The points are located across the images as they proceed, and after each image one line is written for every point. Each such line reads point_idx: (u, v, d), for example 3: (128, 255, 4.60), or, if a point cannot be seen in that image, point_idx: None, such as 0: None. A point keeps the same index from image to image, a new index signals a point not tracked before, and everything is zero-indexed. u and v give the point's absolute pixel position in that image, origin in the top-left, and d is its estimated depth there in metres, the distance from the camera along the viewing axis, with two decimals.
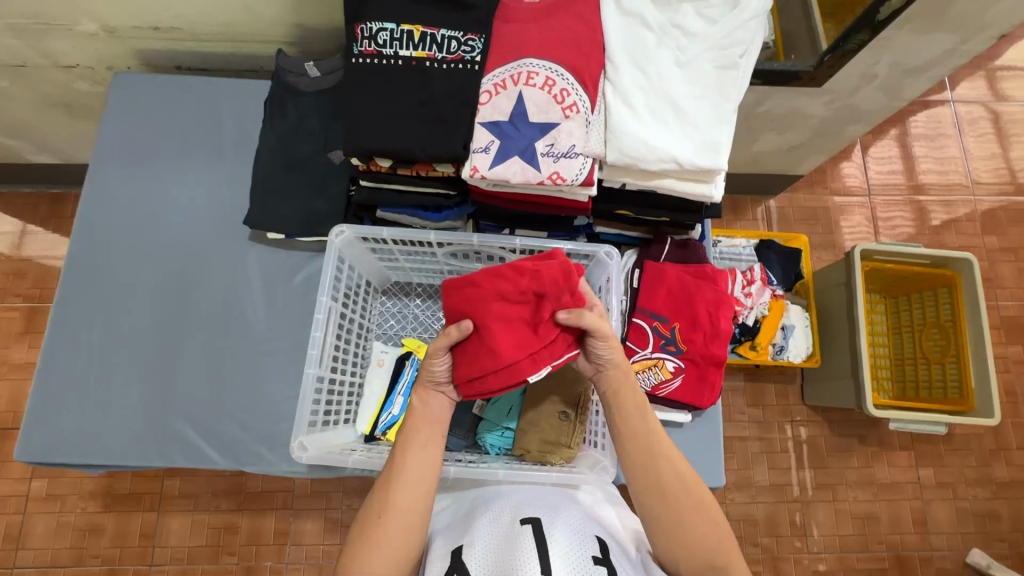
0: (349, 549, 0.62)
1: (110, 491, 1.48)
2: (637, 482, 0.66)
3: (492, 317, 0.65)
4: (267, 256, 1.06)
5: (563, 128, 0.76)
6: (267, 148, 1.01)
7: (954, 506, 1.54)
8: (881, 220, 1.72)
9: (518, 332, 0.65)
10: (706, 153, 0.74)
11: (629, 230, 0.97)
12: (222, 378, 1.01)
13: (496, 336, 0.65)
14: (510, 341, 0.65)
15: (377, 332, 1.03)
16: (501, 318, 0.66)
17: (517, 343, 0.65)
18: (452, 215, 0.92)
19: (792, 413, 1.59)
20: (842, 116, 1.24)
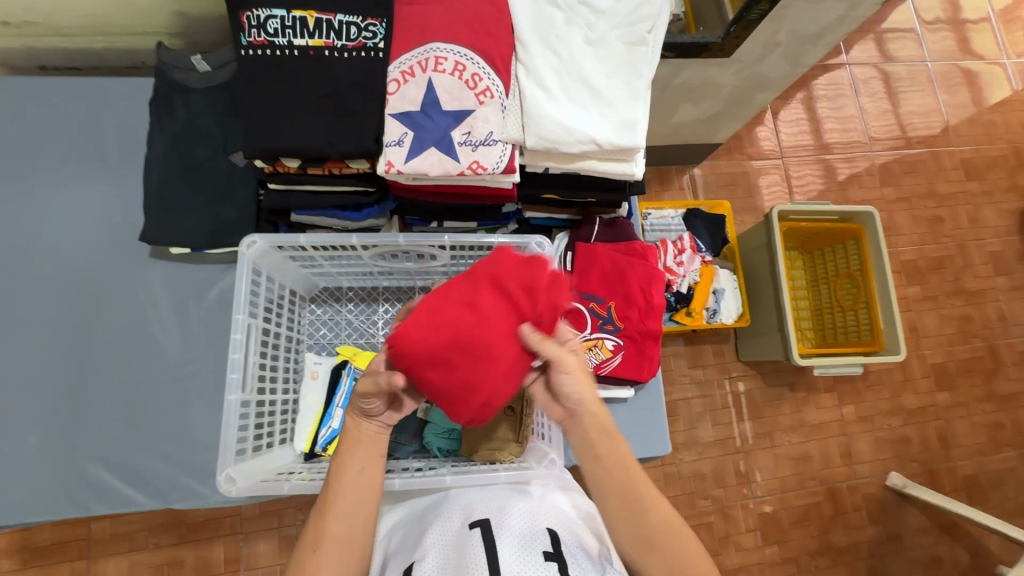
0: None
1: (28, 545, 1.34)
2: (615, 509, 0.58)
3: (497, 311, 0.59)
4: (174, 272, 0.97)
5: (478, 115, 0.73)
6: (158, 154, 0.91)
7: (873, 436, 1.69)
8: (794, 180, 1.82)
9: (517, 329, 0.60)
10: (623, 132, 0.74)
11: (559, 213, 0.97)
12: (137, 412, 0.92)
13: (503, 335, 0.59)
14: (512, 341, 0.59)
15: (308, 343, 0.97)
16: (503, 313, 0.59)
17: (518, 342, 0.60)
18: (373, 213, 0.88)
19: (729, 370, 1.68)
20: (751, 84, 1.29)
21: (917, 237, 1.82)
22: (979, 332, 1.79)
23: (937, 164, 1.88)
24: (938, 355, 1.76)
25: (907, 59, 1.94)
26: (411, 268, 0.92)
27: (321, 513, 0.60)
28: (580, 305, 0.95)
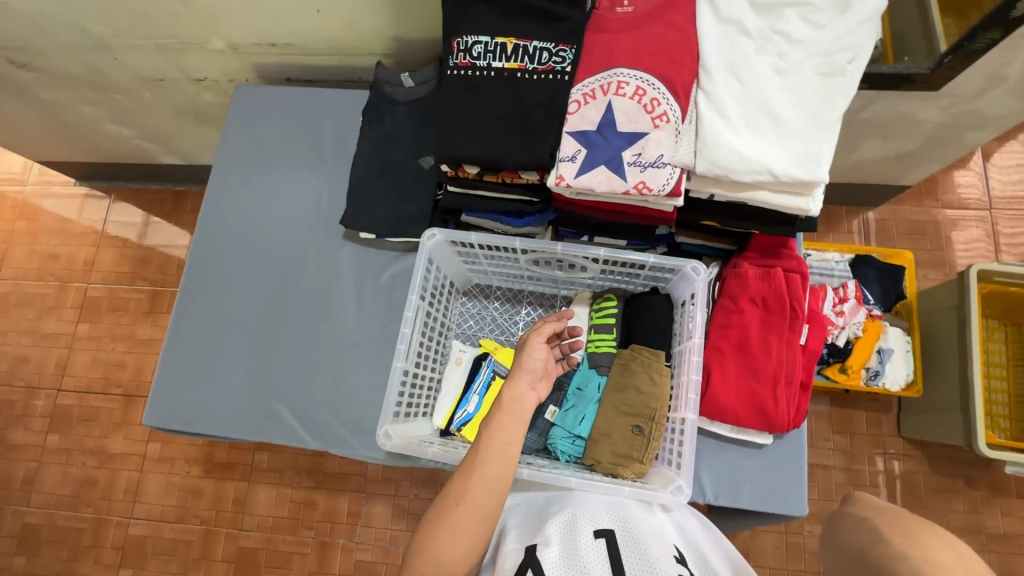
0: (422, 528, 0.65)
1: (210, 458, 1.65)
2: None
3: (750, 323, 0.88)
4: (358, 253, 1.14)
5: (651, 137, 0.76)
6: (365, 154, 1.09)
7: None
8: (1003, 236, 1.55)
9: (771, 328, 0.87)
10: (805, 165, 0.71)
11: (715, 242, 0.94)
12: (316, 365, 1.09)
13: (754, 337, 0.87)
14: (768, 339, 0.87)
15: (456, 331, 1.07)
16: (757, 324, 0.88)
17: (773, 338, 0.87)
18: (533, 222, 0.95)
19: (884, 445, 1.51)
20: (963, 122, 1.13)
21: None
22: None
23: None
24: None
25: None
26: (560, 276, 0.97)
27: (463, 474, 0.67)
28: (725, 336, 0.89)
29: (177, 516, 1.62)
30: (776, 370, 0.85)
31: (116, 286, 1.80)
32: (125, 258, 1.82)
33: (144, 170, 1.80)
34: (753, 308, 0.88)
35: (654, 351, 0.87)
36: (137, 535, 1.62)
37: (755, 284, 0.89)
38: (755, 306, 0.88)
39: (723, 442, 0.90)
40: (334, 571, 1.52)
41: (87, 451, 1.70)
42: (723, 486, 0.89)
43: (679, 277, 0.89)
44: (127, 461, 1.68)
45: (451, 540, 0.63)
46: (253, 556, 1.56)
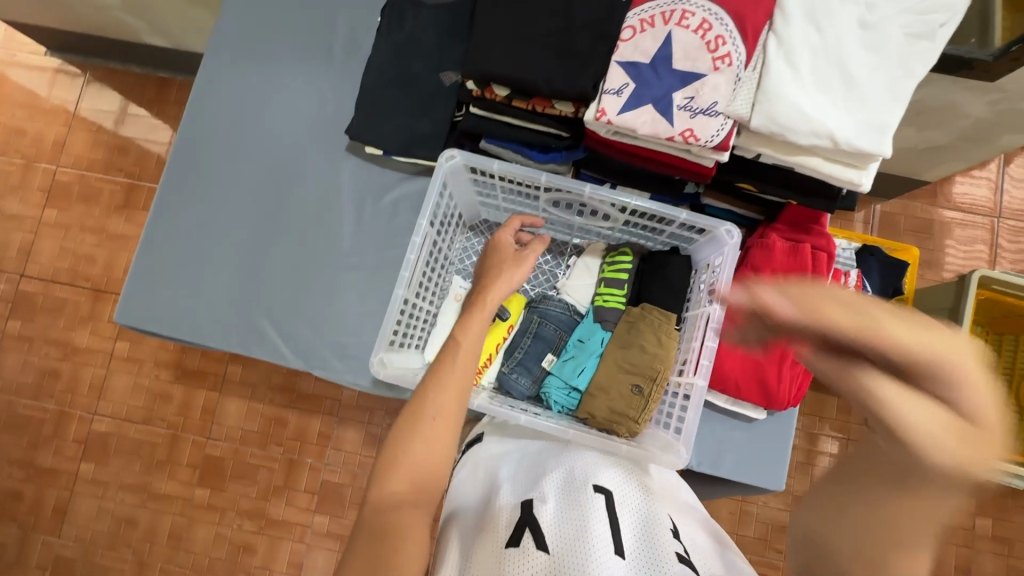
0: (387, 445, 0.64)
1: (181, 365, 1.61)
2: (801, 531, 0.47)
3: None
4: (361, 170, 1.06)
5: (708, 81, 0.69)
6: (379, 58, 0.98)
7: (1006, 563, 1.49)
8: (1006, 246, 1.54)
9: None
10: (869, 134, 0.65)
11: (742, 208, 0.89)
12: (305, 282, 1.03)
13: None
14: None
15: (457, 266, 1.01)
16: None
17: None
18: (558, 158, 0.87)
19: (850, 431, 1.55)
20: (1000, 124, 1.07)
21: None
22: None
23: None
24: None
25: None
26: (578, 222, 0.91)
27: (430, 383, 0.67)
28: None
29: (143, 418, 1.59)
30: (786, 348, 0.83)
31: (88, 173, 1.67)
32: (100, 143, 1.68)
33: (125, 48, 1.63)
34: (773, 282, 0.85)
35: (665, 313, 0.84)
36: (100, 432, 1.59)
37: (780, 257, 0.84)
38: (776, 280, 0.85)
39: (715, 411, 0.89)
40: (299, 488, 1.52)
41: (50, 341, 1.63)
42: (707, 454, 0.89)
43: (707, 239, 0.84)
44: (92, 357, 1.62)
45: (420, 450, 0.62)
46: (219, 465, 1.55)
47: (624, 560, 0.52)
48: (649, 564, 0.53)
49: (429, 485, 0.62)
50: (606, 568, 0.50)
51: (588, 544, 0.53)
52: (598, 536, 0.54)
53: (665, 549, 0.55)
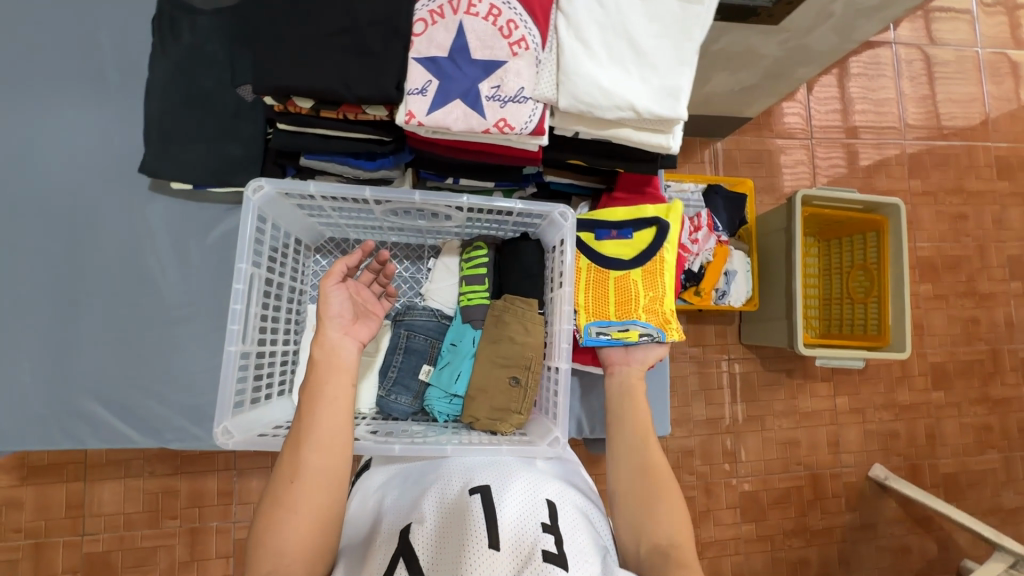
0: (261, 515, 0.59)
1: (26, 463, 1.36)
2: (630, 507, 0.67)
3: None
4: (173, 208, 0.93)
5: (510, 67, 0.67)
6: (160, 80, 0.85)
7: (863, 428, 1.77)
8: (820, 161, 1.76)
9: None
10: (665, 101, 0.68)
11: (581, 180, 0.91)
12: (136, 350, 0.90)
13: None
14: None
15: (311, 294, 0.94)
16: None
17: None
18: (387, 164, 0.83)
19: (728, 350, 1.72)
20: (794, 56, 1.19)
21: (937, 233, 1.82)
22: (985, 335, 1.83)
23: (970, 160, 1.86)
24: (938, 354, 1.81)
25: (955, 43, 1.88)
26: (424, 225, 0.86)
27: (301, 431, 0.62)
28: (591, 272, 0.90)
29: None
30: None
31: None
32: None
33: None
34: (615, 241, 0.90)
35: (528, 300, 0.84)
36: None
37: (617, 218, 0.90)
38: None
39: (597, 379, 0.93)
40: (211, 556, 1.37)
41: None
42: (598, 420, 0.95)
43: (549, 223, 0.83)
44: None
45: (294, 524, 0.57)
46: (105, 561, 1.35)
47: (495, 555, 0.53)
48: (517, 563, 0.54)
49: (312, 561, 0.58)
50: None
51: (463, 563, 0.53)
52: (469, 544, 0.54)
53: (534, 537, 0.55)
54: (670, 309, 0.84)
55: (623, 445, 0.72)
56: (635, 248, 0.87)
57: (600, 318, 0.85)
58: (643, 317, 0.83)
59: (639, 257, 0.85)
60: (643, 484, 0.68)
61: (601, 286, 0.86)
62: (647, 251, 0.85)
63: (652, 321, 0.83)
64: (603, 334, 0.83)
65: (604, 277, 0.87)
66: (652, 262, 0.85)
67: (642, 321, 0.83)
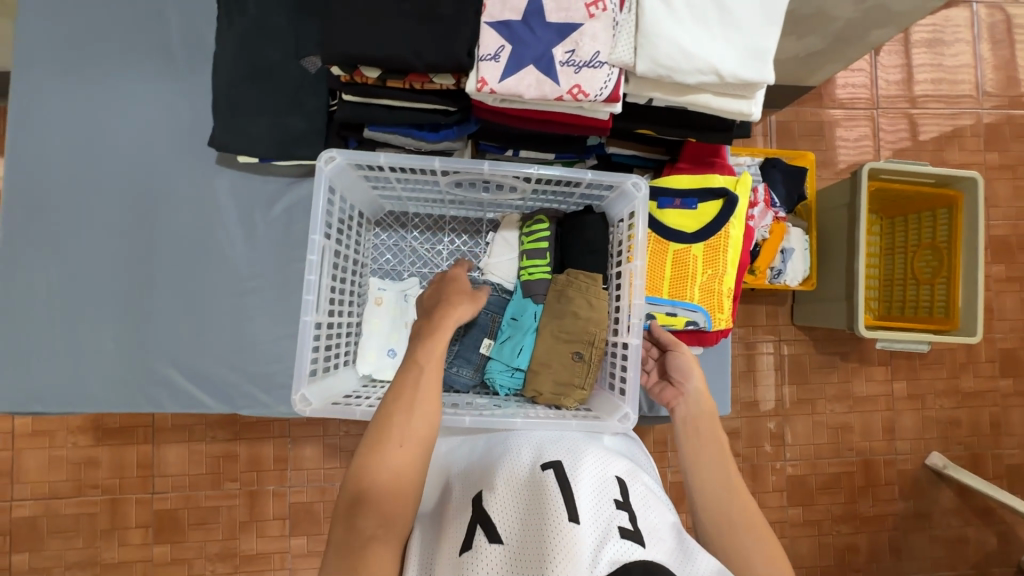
0: (353, 470, 0.59)
1: (100, 425, 1.45)
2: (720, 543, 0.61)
3: None
4: (240, 181, 0.95)
5: (586, 30, 0.65)
6: (227, 52, 0.86)
7: (921, 414, 1.69)
8: (886, 132, 1.66)
9: None
10: (752, 63, 0.64)
11: (644, 151, 0.88)
12: (207, 320, 0.93)
13: None
14: None
15: (372, 267, 0.95)
16: None
17: None
18: (450, 135, 0.82)
19: (779, 332, 1.67)
20: (872, 18, 1.11)
21: (1015, 210, 1.70)
22: None
23: None
24: (1009, 339, 1.70)
25: None
26: (487, 198, 0.85)
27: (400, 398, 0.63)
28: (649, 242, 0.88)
29: (72, 490, 1.43)
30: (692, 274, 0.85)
31: None
32: None
33: None
34: None
35: (591, 275, 0.82)
36: (26, 517, 1.42)
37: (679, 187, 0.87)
38: None
39: None
40: (268, 517, 1.44)
41: None
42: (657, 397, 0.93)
43: (616, 195, 0.81)
44: None
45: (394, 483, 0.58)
46: (174, 517, 1.43)
47: (579, 526, 0.52)
48: (598, 534, 0.52)
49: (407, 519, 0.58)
50: (562, 548, 0.50)
51: (544, 531, 0.52)
52: (550, 513, 0.53)
53: (611, 513, 0.55)
54: (725, 290, 0.83)
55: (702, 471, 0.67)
56: (698, 221, 0.83)
57: (652, 295, 0.85)
58: (693, 300, 0.83)
59: (703, 233, 0.83)
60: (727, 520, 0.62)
61: (660, 261, 0.85)
62: (710, 224, 0.82)
63: (704, 301, 0.83)
64: (652, 315, 0.84)
65: (663, 249, 0.85)
66: (715, 238, 0.83)
67: (692, 302, 0.83)
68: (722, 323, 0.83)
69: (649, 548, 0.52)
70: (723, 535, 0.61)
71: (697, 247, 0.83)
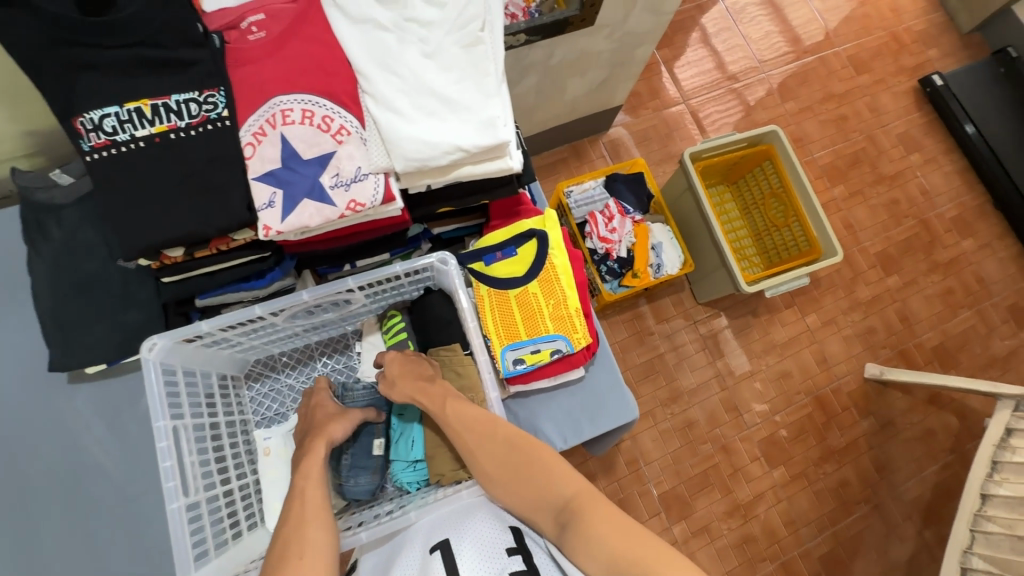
0: None
1: None
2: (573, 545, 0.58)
3: None
4: (98, 391, 0.94)
5: (341, 154, 0.73)
6: (43, 277, 0.89)
7: (841, 336, 1.82)
8: (701, 119, 1.89)
9: None
10: (486, 132, 0.75)
11: (464, 221, 0.97)
12: (100, 542, 0.88)
13: None
14: None
15: (255, 420, 0.95)
16: None
17: None
18: (277, 275, 0.88)
19: (693, 315, 1.77)
20: (626, 44, 1.31)
21: (829, 140, 1.95)
22: (910, 211, 1.92)
23: (828, 68, 2.00)
24: (878, 243, 1.89)
25: None
26: (334, 315, 0.90)
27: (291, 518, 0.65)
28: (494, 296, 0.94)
29: None
30: None
31: None
32: None
33: None
34: None
35: (450, 346, 0.87)
36: None
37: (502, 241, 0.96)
38: None
39: (547, 392, 0.96)
40: None
41: None
42: (566, 428, 0.96)
43: (437, 272, 0.88)
44: None
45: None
46: None
47: None
48: None
49: None
50: None
51: None
52: None
53: (502, 563, 0.59)
54: (573, 311, 0.89)
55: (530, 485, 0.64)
56: (524, 263, 0.91)
57: (513, 340, 0.90)
58: (548, 330, 0.89)
59: (532, 271, 0.90)
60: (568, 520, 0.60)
61: (506, 309, 0.91)
62: (535, 261, 0.91)
63: (560, 327, 0.89)
64: (520, 359, 0.89)
65: (505, 298, 0.91)
66: (544, 270, 0.90)
67: (549, 332, 0.89)
68: (581, 340, 0.89)
69: None
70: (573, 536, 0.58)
71: (531, 285, 0.90)
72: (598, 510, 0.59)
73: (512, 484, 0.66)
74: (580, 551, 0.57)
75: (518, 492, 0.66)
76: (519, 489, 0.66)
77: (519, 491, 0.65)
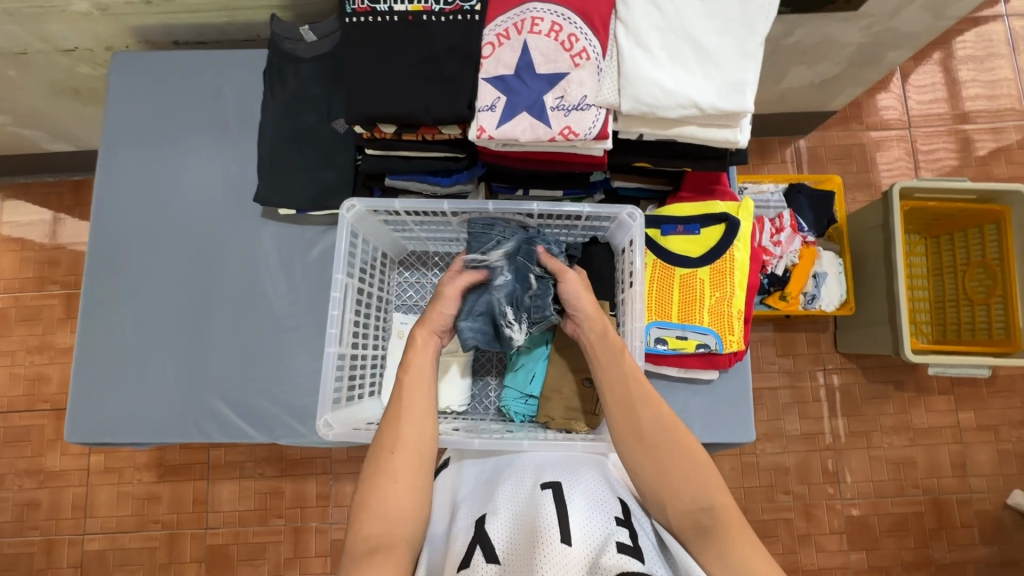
0: (362, 485, 0.66)
1: (163, 462, 1.49)
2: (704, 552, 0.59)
3: None
4: (281, 232, 1.06)
5: (573, 78, 0.72)
6: (270, 119, 0.99)
7: (995, 448, 1.48)
8: (923, 154, 1.55)
9: None
10: (730, 95, 0.69)
11: (648, 183, 0.92)
12: (250, 356, 1.02)
13: None
14: None
15: (396, 303, 1.01)
16: None
17: None
18: (462, 179, 0.90)
19: (824, 361, 1.53)
20: (880, 42, 1.07)
21: None
22: None
23: None
24: None
25: None
26: None
27: (398, 413, 0.70)
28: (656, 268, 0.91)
29: (136, 525, 1.46)
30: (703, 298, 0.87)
31: (22, 294, 1.52)
32: (27, 263, 1.53)
33: (26, 160, 1.50)
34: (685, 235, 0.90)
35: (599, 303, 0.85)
36: (95, 552, 1.46)
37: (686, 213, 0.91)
38: None
39: (671, 382, 0.90)
40: (310, 555, 1.43)
41: (20, 473, 1.49)
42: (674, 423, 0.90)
43: (617, 225, 0.86)
44: (69, 478, 1.48)
45: (392, 490, 0.65)
46: (224, 553, 1.44)
47: (569, 548, 0.54)
48: (594, 550, 0.55)
49: (410, 522, 0.64)
50: (551, 566, 0.54)
51: (534, 547, 0.56)
52: (542, 530, 0.56)
53: (610, 528, 0.57)
54: (736, 311, 0.84)
55: (670, 481, 0.63)
56: (703, 246, 0.86)
57: (662, 318, 0.87)
58: (703, 323, 0.84)
59: (708, 256, 0.85)
60: (707, 529, 0.60)
61: (667, 286, 0.87)
62: (714, 248, 0.85)
63: (715, 323, 0.84)
64: (662, 339, 0.86)
65: (669, 274, 0.87)
66: (720, 260, 0.85)
67: (702, 325, 0.85)
68: (734, 344, 0.83)
69: (648, 564, 0.54)
70: (715, 549, 0.58)
71: (703, 270, 0.86)
72: (742, 533, 0.59)
73: (656, 468, 0.65)
74: (718, 563, 0.58)
75: (657, 479, 0.64)
76: (662, 477, 0.64)
77: (659, 481, 0.64)
